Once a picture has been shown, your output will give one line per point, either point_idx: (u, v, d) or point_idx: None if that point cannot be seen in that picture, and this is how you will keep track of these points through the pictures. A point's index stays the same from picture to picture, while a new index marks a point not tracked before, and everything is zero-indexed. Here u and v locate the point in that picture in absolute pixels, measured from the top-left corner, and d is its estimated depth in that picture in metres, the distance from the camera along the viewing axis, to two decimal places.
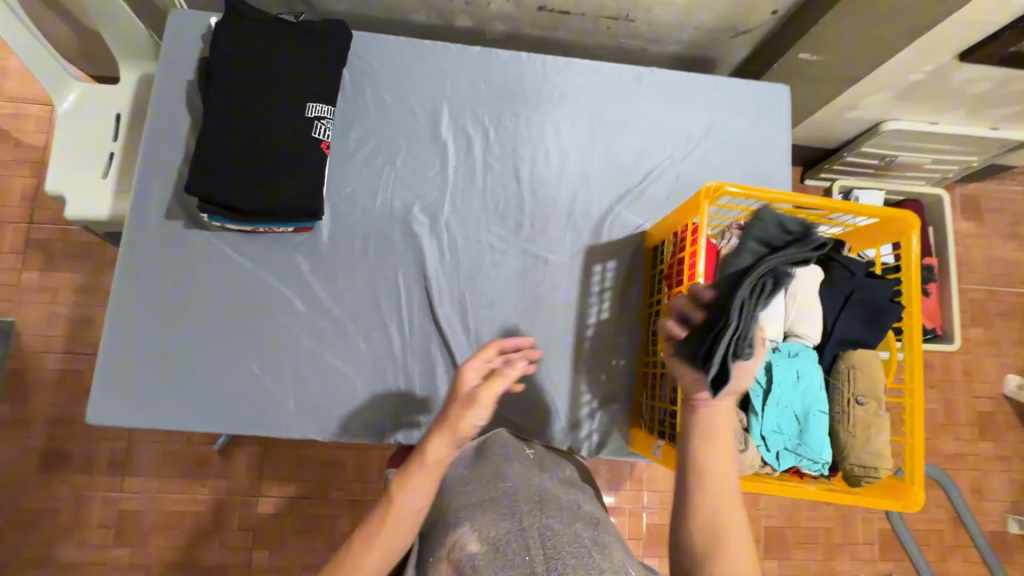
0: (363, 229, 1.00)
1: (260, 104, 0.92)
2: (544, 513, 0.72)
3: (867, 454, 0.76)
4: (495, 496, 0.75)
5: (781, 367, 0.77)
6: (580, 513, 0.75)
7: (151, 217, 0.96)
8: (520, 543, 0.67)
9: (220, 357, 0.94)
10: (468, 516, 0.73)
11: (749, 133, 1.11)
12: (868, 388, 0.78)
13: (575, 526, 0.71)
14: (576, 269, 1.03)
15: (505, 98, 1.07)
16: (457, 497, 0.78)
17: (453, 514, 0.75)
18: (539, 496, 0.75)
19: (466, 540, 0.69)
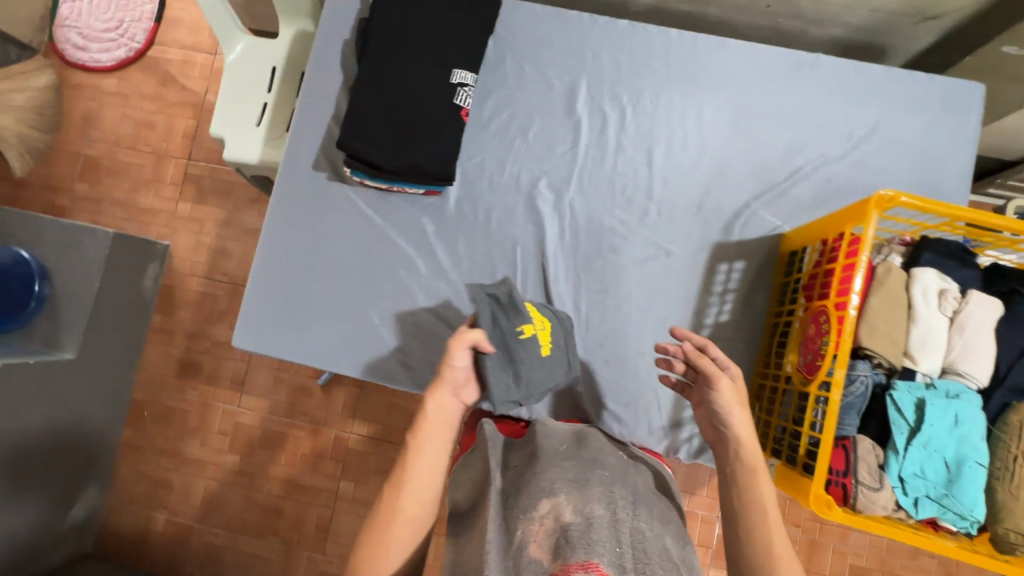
0: (488, 199, 1.02)
1: (410, 67, 0.95)
2: (636, 516, 0.72)
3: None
4: (592, 480, 0.75)
5: (937, 407, 0.69)
6: (668, 529, 0.75)
7: (299, 166, 1.04)
8: (614, 532, 0.67)
9: (345, 303, 1.01)
10: (563, 488, 0.73)
11: (923, 137, 0.97)
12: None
13: (662, 542, 0.71)
14: (700, 265, 0.98)
15: (648, 77, 1.02)
16: (547, 467, 0.77)
17: (545, 479, 0.74)
18: (633, 497, 0.75)
19: (562, 510, 0.69)
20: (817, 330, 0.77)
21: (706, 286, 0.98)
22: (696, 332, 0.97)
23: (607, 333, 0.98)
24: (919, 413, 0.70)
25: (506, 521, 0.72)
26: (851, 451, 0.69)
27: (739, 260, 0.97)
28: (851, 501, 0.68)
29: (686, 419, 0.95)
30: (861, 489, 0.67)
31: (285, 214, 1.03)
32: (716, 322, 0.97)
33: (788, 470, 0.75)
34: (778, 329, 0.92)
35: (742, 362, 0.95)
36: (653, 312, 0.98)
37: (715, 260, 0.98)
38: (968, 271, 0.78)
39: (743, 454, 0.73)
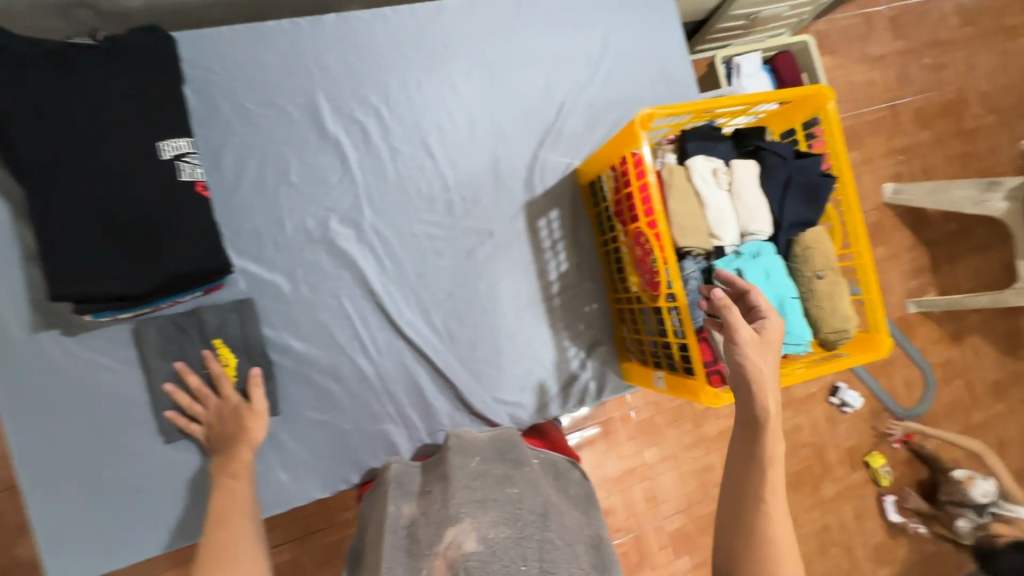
0: (283, 263, 0.88)
1: (97, 163, 0.73)
2: (547, 525, 0.70)
3: (835, 318, 0.82)
4: (499, 499, 0.72)
5: (751, 270, 0.82)
6: (580, 536, 0.74)
7: (15, 335, 0.77)
8: (518, 550, 0.65)
9: (177, 460, 0.82)
10: (467, 512, 0.69)
11: (644, 35, 1.06)
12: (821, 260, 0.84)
13: (575, 548, 0.70)
14: (522, 230, 0.98)
15: (385, 68, 0.93)
16: (456, 492, 0.72)
17: (450, 506, 0.71)
18: (544, 507, 0.72)
19: (462, 539, 0.65)
20: (644, 250, 0.83)
21: (537, 245, 0.99)
22: (548, 290, 0.99)
23: (474, 333, 0.95)
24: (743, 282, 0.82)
25: (409, 555, 0.68)
26: (711, 340, 0.78)
27: (552, 209, 1.00)
28: (730, 380, 0.78)
29: (576, 370, 0.99)
30: (731, 366, 0.77)
31: (32, 403, 0.77)
32: (560, 273, 1.00)
33: (675, 378, 0.83)
34: (610, 255, 0.97)
35: (596, 297, 1.01)
36: (503, 293, 0.97)
37: (533, 219, 0.99)
38: (724, 145, 0.89)
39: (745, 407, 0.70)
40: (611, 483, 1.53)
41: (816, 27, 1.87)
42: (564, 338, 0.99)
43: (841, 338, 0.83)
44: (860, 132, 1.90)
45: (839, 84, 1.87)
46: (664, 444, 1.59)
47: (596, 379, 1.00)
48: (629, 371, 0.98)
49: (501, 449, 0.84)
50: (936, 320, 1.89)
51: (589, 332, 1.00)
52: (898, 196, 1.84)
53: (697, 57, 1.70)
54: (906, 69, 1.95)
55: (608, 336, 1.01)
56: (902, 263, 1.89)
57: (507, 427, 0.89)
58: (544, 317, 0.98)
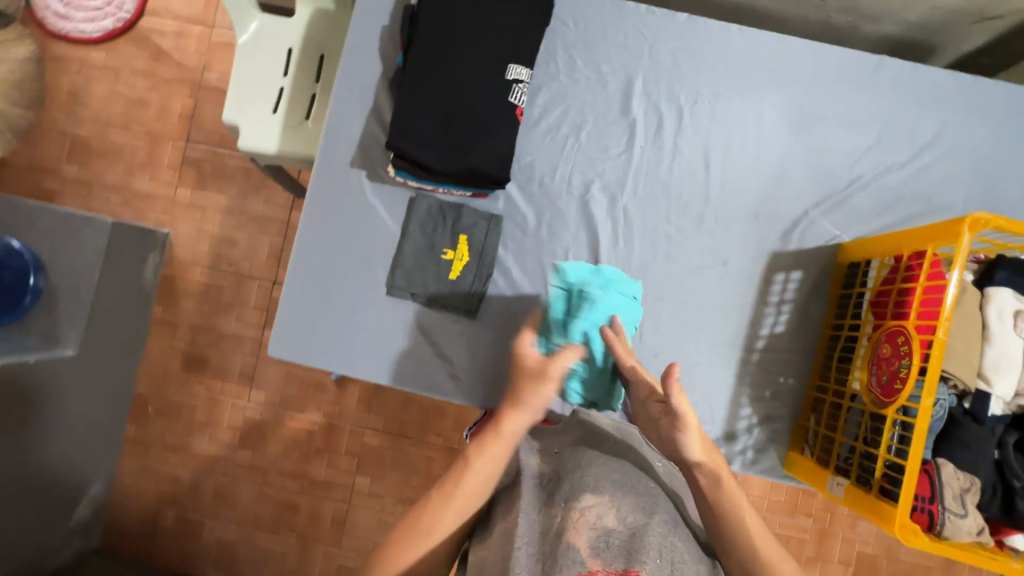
0: (539, 202, 0.97)
1: (461, 62, 0.88)
2: (679, 534, 0.69)
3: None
4: (637, 488, 0.71)
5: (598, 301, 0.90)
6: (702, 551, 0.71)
7: (335, 162, 0.97)
8: (656, 543, 0.65)
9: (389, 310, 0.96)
10: (609, 489, 0.70)
11: (986, 147, 0.95)
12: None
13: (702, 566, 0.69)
14: (756, 275, 0.96)
15: (706, 76, 0.97)
16: (592, 463, 0.73)
17: (588, 475, 0.71)
18: (675, 516, 0.72)
19: (603, 513, 0.66)
20: (893, 351, 0.76)
21: (763, 294, 0.96)
22: (752, 342, 0.95)
23: (661, 342, 0.95)
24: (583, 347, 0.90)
25: (543, 506, 0.69)
26: (935, 476, 0.69)
27: (796, 270, 0.95)
28: (937, 528, 0.68)
29: (740, 431, 0.94)
30: (948, 516, 0.67)
31: (320, 216, 0.96)
32: (772, 333, 0.95)
33: (862, 494, 0.75)
34: (837, 342, 0.90)
35: (796, 373, 0.94)
36: (708, 322, 0.96)
37: (772, 270, 0.96)
38: None
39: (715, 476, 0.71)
40: None
41: None
42: (744, 395, 0.94)
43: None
44: None
45: None
46: None
47: (755, 451, 0.94)
48: (795, 463, 0.91)
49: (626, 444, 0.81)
50: None
51: (771, 404, 0.94)
52: None
53: None
54: None
55: (789, 418, 0.94)
56: None
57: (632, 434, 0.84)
58: (734, 365, 0.95)
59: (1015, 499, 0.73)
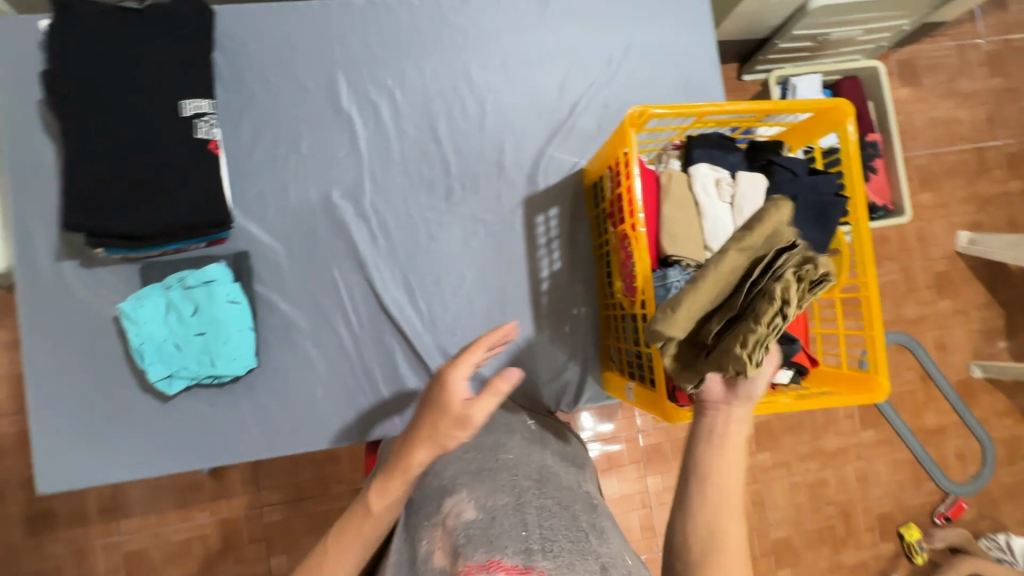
0: (283, 228, 0.92)
1: (128, 117, 0.81)
2: (542, 490, 0.72)
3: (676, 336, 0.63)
4: (497, 468, 0.75)
5: (181, 301, 0.86)
6: (578, 494, 0.74)
7: (40, 260, 0.86)
8: (517, 516, 0.66)
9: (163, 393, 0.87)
10: (467, 485, 0.72)
11: (671, 42, 1.03)
12: (754, 247, 0.61)
13: (572, 508, 0.70)
14: (519, 223, 0.98)
15: (403, 52, 0.96)
16: (452, 468, 0.77)
17: (449, 483, 0.75)
18: (538, 475, 0.75)
19: (462, 509, 0.68)
20: (626, 254, 0.81)
21: (531, 240, 0.98)
22: (537, 289, 0.98)
23: (453, 320, 0.95)
24: (179, 341, 0.85)
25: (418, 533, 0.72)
26: None
27: (552, 207, 0.99)
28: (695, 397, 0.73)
29: (553, 373, 0.97)
30: None
31: (43, 325, 0.85)
32: (552, 272, 0.98)
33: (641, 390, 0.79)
34: (604, 260, 0.95)
35: (586, 302, 0.98)
36: (491, 285, 0.97)
37: (531, 214, 0.98)
38: (733, 156, 0.85)
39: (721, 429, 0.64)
40: (607, 506, 1.47)
41: (897, 56, 1.72)
42: (547, 338, 0.97)
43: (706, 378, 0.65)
44: (937, 172, 1.72)
45: (917, 119, 1.71)
46: (667, 474, 1.51)
47: (574, 386, 0.97)
48: (609, 381, 0.95)
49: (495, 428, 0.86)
50: (1006, 390, 1.68)
51: (573, 337, 0.97)
52: (972, 247, 1.65)
53: (755, 77, 1.62)
54: (1001, 109, 1.75)
55: (593, 342, 0.98)
56: (971, 323, 1.69)
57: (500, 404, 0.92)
58: (528, 315, 0.97)
59: None
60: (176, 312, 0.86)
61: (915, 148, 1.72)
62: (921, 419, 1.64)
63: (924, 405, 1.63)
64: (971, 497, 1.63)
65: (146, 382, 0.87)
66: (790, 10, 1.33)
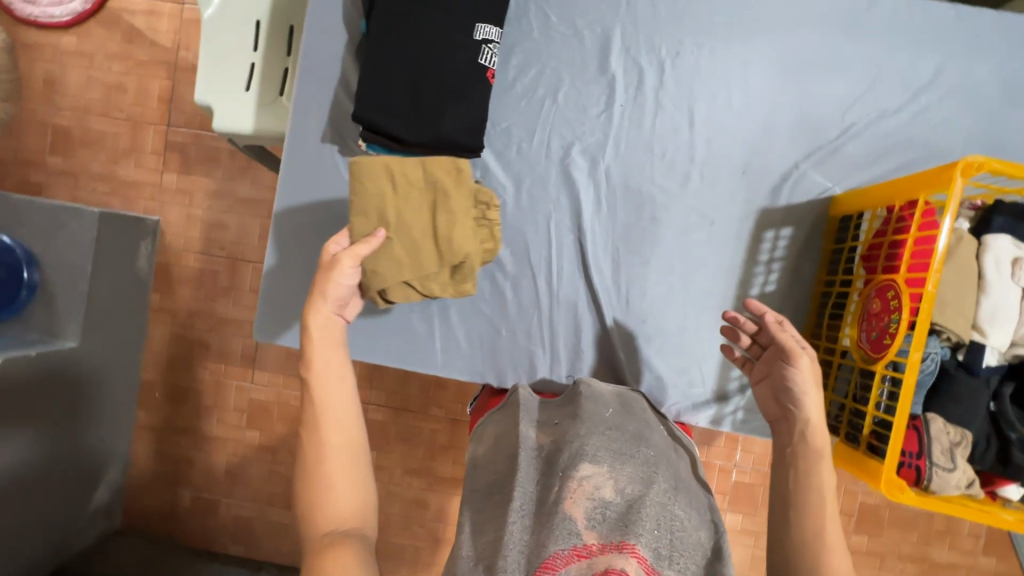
0: (519, 170, 0.94)
1: (429, 27, 0.83)
2: (676, 498, 0.68)
3: (388, 273, 0.80)
4: (635, 456, 0.71)
5: None
6: (705, 514, 0.71)
7: (306, 138, 0.94)
8: (654, 514, 0.63)
9: None
10: (606, 458, 0.69)
11: (989, 85, 0.89)
12: (388, 186, 0.81)
13: (698, 531, 0.67)
14: (745, 233, 0.93)
15: (689, 24, 0.91)
16: (591, 434, 0.72)
17: (586, 443, 0.71)
18: (675, 482, 0.71)
19: (600, 481, 0.65)
20: (882, 306, 0.74)
21: (752, 253, 0.93)
22: (742, 304, 0.93)
23: (648, 308, 0.94)
24: None
25: (540, 477, 0.69)
26: (924, 432, 0.68)
27: (786, 226, 0.92)
28: (924, 482, 0.67)
29: (731, 392, 0.93)
30: (936, 471, 0.65)
31: (294, 196, 0.94)
32: (762, 293, 0.93)
33: (849, 449, 0.74)
34: (829, 299, 0.88)
35: None
36: (695, 285, 0.94)
37: (761, 228, 0.93)
38: None
39: (810, 436, 0.73)
40: None
41: None
42: None
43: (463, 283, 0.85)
44: None
45: None
46: (752, 516, 1.47)
47: (746, 412, 0.93)
48: None
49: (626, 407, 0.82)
50: None
51: None
52: None
53: None
54: None
55: None
56: None
57: (634, 396, 0.86)
58: None
59: (1010, 449, 0.72)
60: None
61: None
62: None
63: None
64: None
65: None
66: None
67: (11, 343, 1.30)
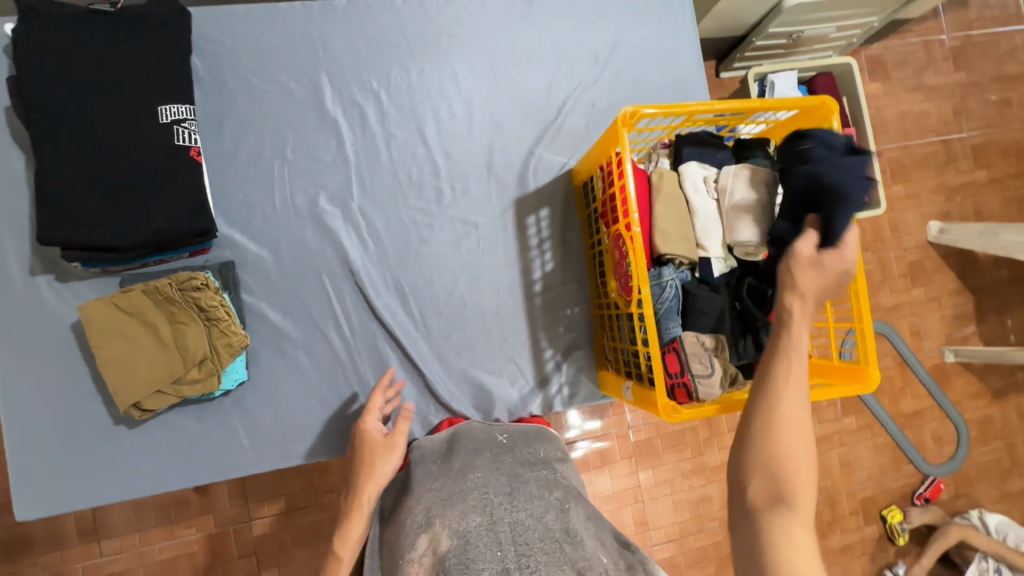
0: (271, 235, 0.90)
1: (102, 124, 0.77)
2: (514, 505, 0.70)
3: (132, 384, 0.79)
4: (465, 489, 0.73)
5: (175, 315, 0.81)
6: (549, 502, 0.73)
7: (13, 275, 0.82)
8: (492, 537, 0.65)
9: (131, 419, 0.84)
10: (437, 512, 0.70)
11: (656, 41, 1.03)
12: (128, 326, 0.80)
13: (545, 518, 0.69)
14: (510, 225, 0.97)
15: (389, 54, 0.95)
16: (419, 497, 0.74)
17: (416, 512, 0.72)
18: (508, 488, 0.73)
19: (438, 539, 0.66)
20: (620, 253, 0.81)
21: (523, 241, 0.98)
22: (530, 289, 0.97)
23: (447, 323, 0.94)
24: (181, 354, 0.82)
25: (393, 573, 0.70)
26: (680, 351, 0.74)
27: (543, 208, 0.99)
28: (695, 395, 0.73)
29: (551, 372, 0.97)
30: (698, 382, 0.72)
31: (14, 346, 0.81)
32: (545, 273, 0.98)
33: (640, 389, 0.80)
34: (596, 259, 0.95)
35: (579, 301, 0.98)
36: (484, 286, 0.96)
37: (522, 215, 0.98)
38: (723, 153, 0.86)
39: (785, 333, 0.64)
40: (600, 502, 1.47)
41: (868, 52, 1.76)
42: (542, 337, 0.97)
43: (216, 356, 0.81)
44: (908, 164, 1.77)
45: (888, 112, 1.76)
46: (660, 467, 1.52)
47: (570, 385, 0.97)
48: (604, 381, 0.95)
49: (454, 436, 0.85)
50: (977, 373, 1.74)
51: (568, 336, 0.98)
52: (942, 236, 1.71)
53: (734, 73, 1.62)
54: (964, 103, 1.81)
55: (588, 341, 0.98)
56: (943, 308, 1.74)
57: (463, 425, 0.86)
58: (522, 316, 0.97)
59: (760, 336, 0.81)
60: (177, 326, 0.81)
61: (887, 140, 1.76)
62: (900, 403, 1.69)
63: (901, 389, 1.68)
64: (949, 478, 1.68)
65: (118, 414, 0.84)
66: (767, 8, 1.34)
67: None
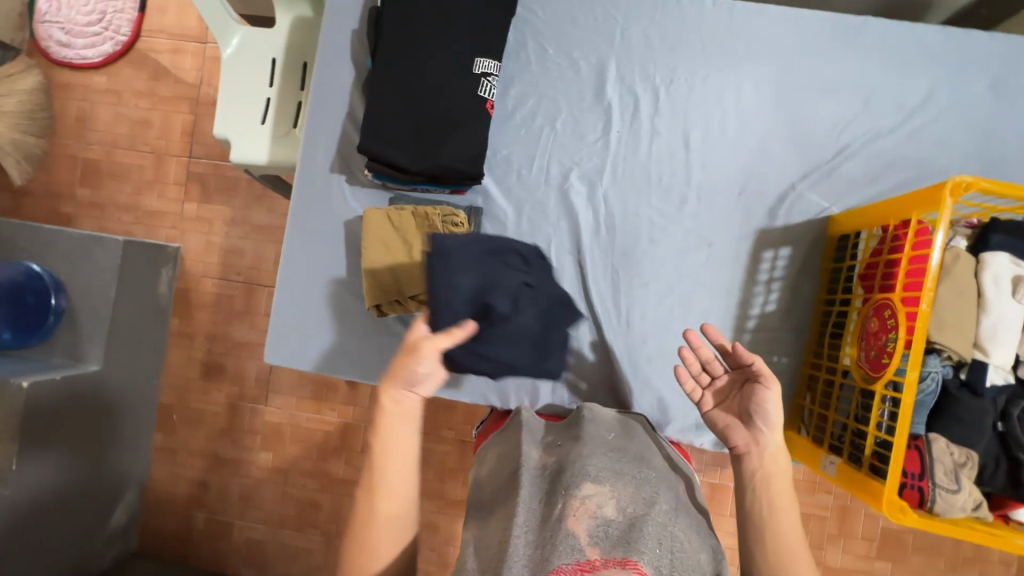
0: (520, 196, 0.97)
1: (428, 61, 0.88)
2: (676, 521, 0.65)
3: (381, 288, 0.91)
4: (637, 475, 0.69)
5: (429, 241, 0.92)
6: (706, 540, 0.68)
7: (317, 167, 0.98)
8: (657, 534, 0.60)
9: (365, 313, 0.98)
10: (608, 477, 0.66)
11: (982, 102, 0.89)
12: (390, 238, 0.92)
13: (699, 556, 0.64)
14: (742, 254, 0.94)
15: (681, 52, 0.94)
16: (592, 451, 0.70)
17: (587, 460, 0.68)
18: (673, 504, 0.68)
19: (602, 501, 0.63)
20: (880, 325, 0.74)
21: (750, 274, 0.94)
22: (742, 323, 0.93)
23: (647, 328, 0.95)
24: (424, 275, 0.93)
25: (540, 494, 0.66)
26: (926, 452, 0.68)
27: (784, 246, 0.93)
28: (929, 505, 0.67)
29: None
30: (938, 492, 0.66)
31: (301, 223, 0.98)
32: (762, 312, 0.93)
33: (852, 470, 0.74)
34: (830, 317, 0.88)
35: (790, 352, 0.92)
36: (695, 305, 0.94)
37: (760, 247, 0.94)
38: None
39: (766, 465, 0.70)
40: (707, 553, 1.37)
41: None
42: None
43: None
44: None
45: None
46: None
47: None
48: (794, 443, 0.90)
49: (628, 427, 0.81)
50: None
51: None
52: None
53: None
54: None
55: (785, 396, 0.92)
56: None
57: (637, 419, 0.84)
58: None
59: (1020, 471, 0.70)
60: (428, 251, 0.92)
61: None
62: None
63: None
64: None
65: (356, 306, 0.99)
66: None
67: (33, 368, 1.30)
